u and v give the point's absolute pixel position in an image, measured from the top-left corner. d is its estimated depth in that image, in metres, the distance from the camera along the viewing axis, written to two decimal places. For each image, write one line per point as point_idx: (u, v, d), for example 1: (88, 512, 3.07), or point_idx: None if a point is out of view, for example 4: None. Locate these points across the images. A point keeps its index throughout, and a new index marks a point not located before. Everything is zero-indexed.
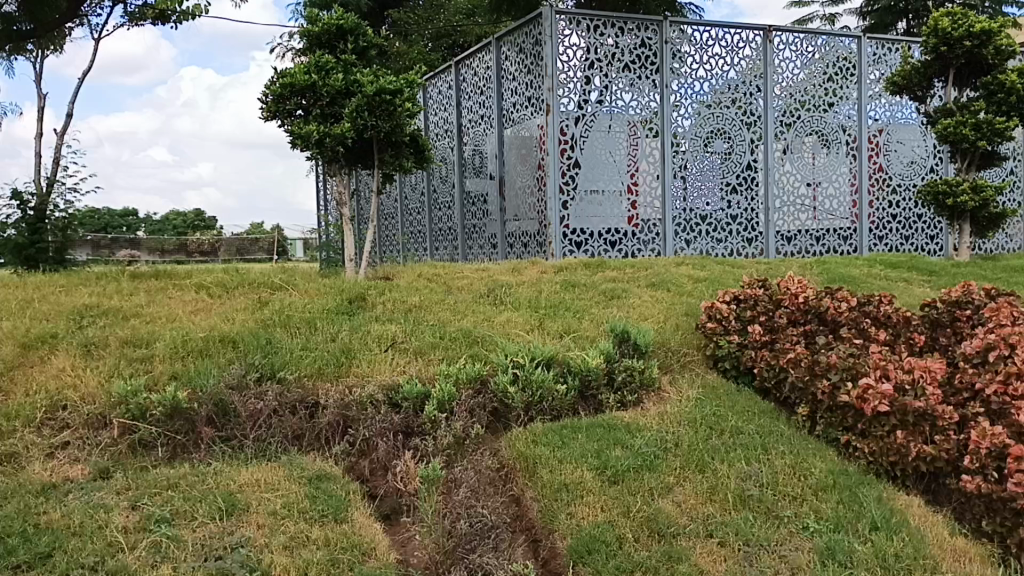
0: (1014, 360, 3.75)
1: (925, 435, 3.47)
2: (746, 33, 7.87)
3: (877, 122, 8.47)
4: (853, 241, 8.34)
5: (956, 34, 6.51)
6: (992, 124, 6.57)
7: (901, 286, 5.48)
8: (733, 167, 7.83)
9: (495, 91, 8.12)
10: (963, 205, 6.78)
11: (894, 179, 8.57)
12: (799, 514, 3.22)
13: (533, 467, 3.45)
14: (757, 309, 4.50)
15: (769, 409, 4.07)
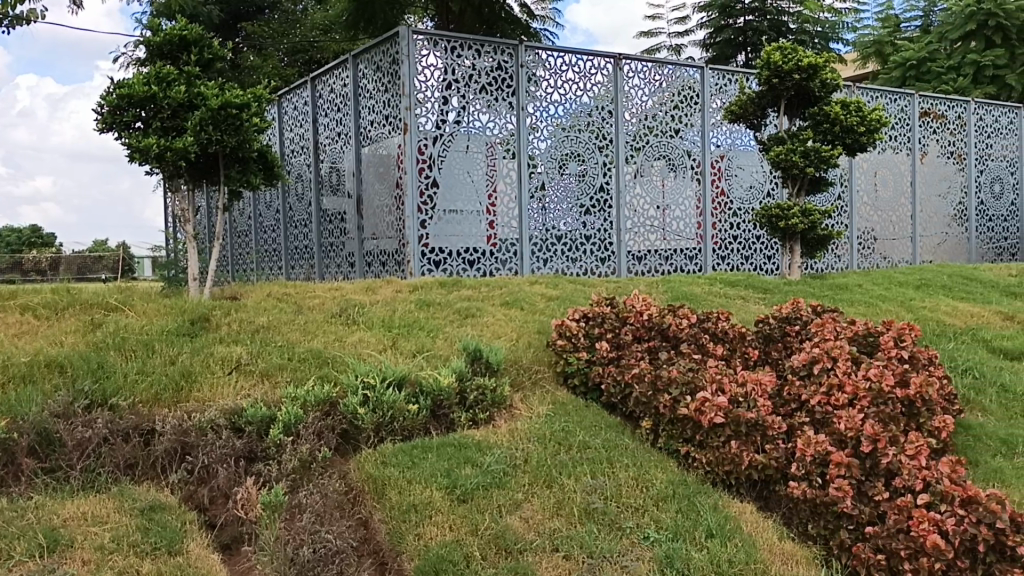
0: (835, 372, 4.10)
1: (757, 445, 3.71)
2: (598, 60, 8.15)
3: (719, 148, 8.93)
4: (698, 260, 8.75)
5: (786, 68, 6.97)
6: (818, 152, 7.05)
7: (739, 303, 5.79)
8: (587, 189, 8.06)
9: (352, 109, 8.05)
10: (794, 228, 7.25)
11: (735, 203, 9.06)
12: (640, 524, 3.32)
13: (381, 488, 3.41)
14: (604, 327, 4.66)
15: (615, 423, 4.19)
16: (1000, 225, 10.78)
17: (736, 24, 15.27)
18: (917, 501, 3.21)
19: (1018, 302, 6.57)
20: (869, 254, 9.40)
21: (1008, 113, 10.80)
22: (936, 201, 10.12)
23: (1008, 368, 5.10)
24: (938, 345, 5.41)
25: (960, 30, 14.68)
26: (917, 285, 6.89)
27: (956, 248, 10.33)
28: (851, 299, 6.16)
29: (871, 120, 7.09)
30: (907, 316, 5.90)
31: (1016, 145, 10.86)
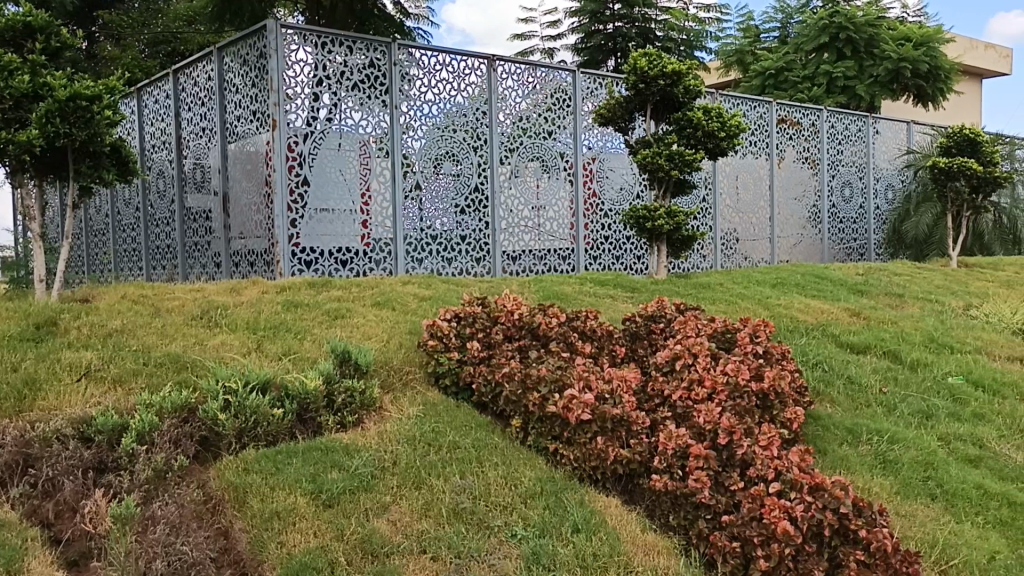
0: (696, 368, 4.28)
1: (622, 440, 3.81)
2: (472, 60, 8.16)
3: (591, 150, 9.11)
4: (571, 260, 8.91)
5: (652, 74, 7.19)
6: (682, 156, 7.31)
7: (608, 302, 5.94)
8: (461, 189, 8.06)
9: (218, 103, 7.77)
10: (660, 228, 7.49)
11: (606, 204, 9.27)
12: (508, 523, 3.35)
13: (242, 496, 3.30)
14: (476, 327, 4.67)
15: (485, 422, 4.20)
16: (851, 227, 11.46)
17: (605, 30, 15.64)
18: (769, 489, 3.37)
19: (864, 299, 7.01)
20: (731, 254, 9.83)
21: (857, 121, 11.50)
22: (792, 204, 10.68)
23: (854, 362, 5.43)
24: (792, 340, 5.71)
25: (814, 41, 15.53)
26: (773, 283, 7.24)
27: (811, 248, 10.92)
28: (713, 298, 6.42)
29: (730, 126, 7.40)
30: (764, 313, 6.20)
31: (864, 151, 11.58)
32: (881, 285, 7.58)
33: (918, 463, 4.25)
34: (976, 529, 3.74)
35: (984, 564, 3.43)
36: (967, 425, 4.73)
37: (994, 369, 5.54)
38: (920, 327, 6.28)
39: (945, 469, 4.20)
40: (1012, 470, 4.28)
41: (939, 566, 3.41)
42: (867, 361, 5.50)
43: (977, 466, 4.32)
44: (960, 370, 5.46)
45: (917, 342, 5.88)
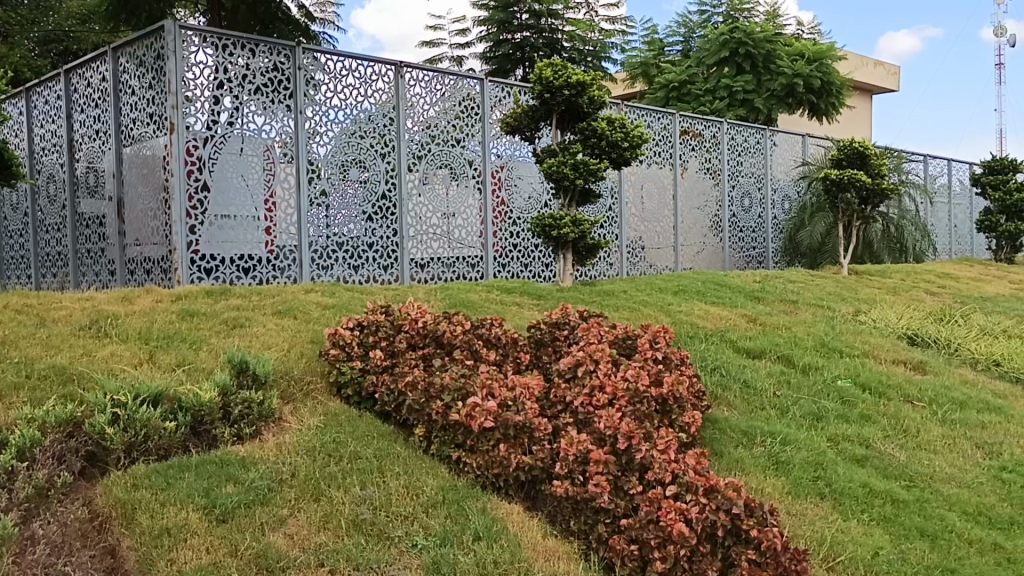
0: (597, 374, 4.35)
1: (524, 446, 3.84)
2: (378, 66, 8.10)
3: (500, 158, 9.15)
4: (480, 268, 8.92)
5: (557, 84, 7.30)
6: (587, 165, 7.43)
7: (513, 309, 5.97)
8: (369, 196, 7.98)
9: (112, 105, 7.50)
10: (566, 237, 7.59)
11: (515, 212, 9.32)
12: (409, 532, 3.32)
13: (131, 513, 3.18)
14: (379, 335, 4.62)
15: (388, 431, 4.16)
16: (750, 236, 11.84)
17: (513, 40, 15.80)
18: (667, 492, 3.44)
19: (760, 306, 7.25)
20: (637, 262, 10.02)
21: (755, 134, 11.90)
22: (694, 213, 10.97)
23: (750, 366, 5.61)
24: (691, 346, 5.86)
25: (715, 56, 16.03)
26: (675, 290, 7.43)
27: (713, 256, 11.23)
28: (616, 305, 6.54)
29: (633, 137, 7.55)
30: (665, 320, 6.35)
31: (762, 163, 11.99)
32: (777, 292, 7.86)
33: (809, 463, 4.41)
34: (862, 525, 3.90)
35: (869, 559, 3.59)
36: (854, 426, 4.94)
37: (880, 372, 5.81)
38: (812, 332, 6.54)
39: (834, 468, 4.38)
40: (895, 468, 4.49)
41: (827, 563, 3.55)
42: (762, 365, 5.69)
43: (863, 465, 4.52)
44: (849, 373, 5.70)
45: (809, 347, 6.12)
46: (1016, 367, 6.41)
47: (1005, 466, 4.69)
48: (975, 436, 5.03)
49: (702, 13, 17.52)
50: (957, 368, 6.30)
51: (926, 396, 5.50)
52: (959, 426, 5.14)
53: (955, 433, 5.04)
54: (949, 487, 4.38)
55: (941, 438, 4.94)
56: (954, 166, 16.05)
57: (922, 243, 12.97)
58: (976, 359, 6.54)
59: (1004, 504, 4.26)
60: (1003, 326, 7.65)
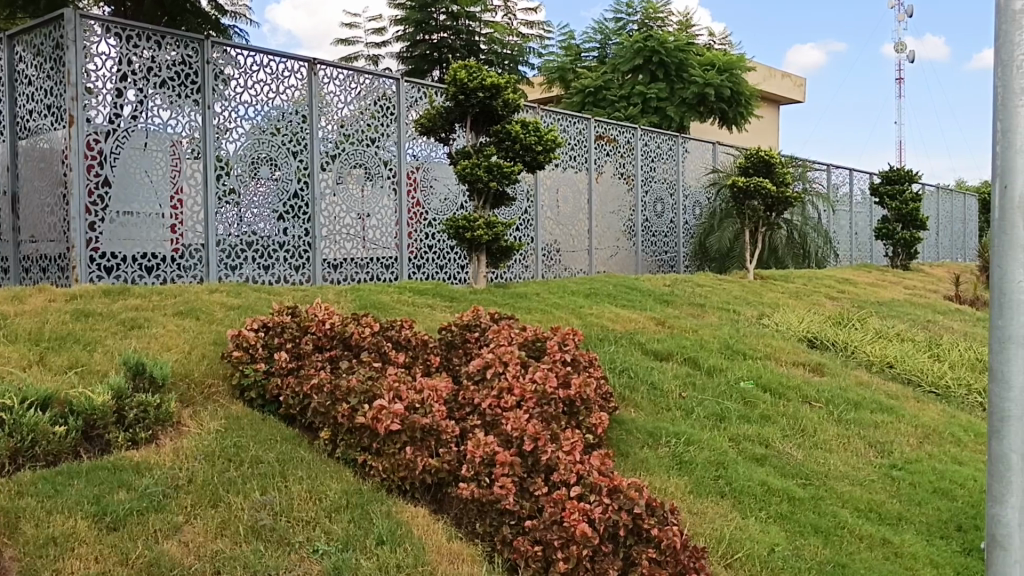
0: (506, 376, 4.35)
1: (431, 449, 3.82)
2: (291, 63, 7.95)
3: (415, 159, 9.08)
4: (395, 269, 8.82)
5: (471, 85, 7.31)
6: (501, 168, 7.46)
7: (425, 311, 5.94)
8: (279, 195, 7.81)
9: (8, 95, 7.17)
10: (480, 238, 7.60)
11: (430, 213, 9.26)
12: (310, 538, 3.26)
13: (14, 522, 3.04)
14: (285, 337, 4.53)
15: (292, 435, 4.08)
16: (662, 240, 12.08)
17: (430, 40, 15.85)
18: (571, 493, 3.47)
19: (669, 309, 7.40)
20: (552, 265, 10.10)
21: (667, 141, 12.16)
22: (608, 217, 11.12)
23: (657, 368, 5.72)
24: (600, 348, 5.94)
25: (630, 63, 16.36)
26: (587, 293, 7.51)
27: (625, 260, 11.41)
28: (528, 307, 6.58)
29: (547, 140, 7.62)
30: (576, 322, 6.42)
31: (674, 169, 12.25)
32: (685, 296, 8.04)
33: (711, 463, 4.52)
34: (760, 522, 4.02)
35: (765, 555, 3.69)
36: (755, 427, 5.09)
37: (781, 374, 6.00)
38: (717, 334, 6.71)
39: (734, 468, 4.50)
40: (793, 467, 4.65)
41: (725, 560, 3.64)
42: (669, 367, 5.80)
43: (762, 464, 4.66)
44: (751, 375, 5.88)
45: (713, 349, 6.28)
46: (907, 369, 6.72)
47: (896, 464, 4.91)
48: (868, 435, 5.24)
49: (618, 21, 17.77)
50: (853, 370, 6.56)
51: (823, 396, 5.71)
52: (853, 425, 5.35)
53: (850, 433, 5.24)
54: (842, 484, 4.55)
55: (837, 437, 5.14)
56: (856, 175, 16.72)
57: (824, 250, 13.50)
58: (871, 361, 6.82)
59: (893, 501, 4.45)
60: (896, 330, 8.01)
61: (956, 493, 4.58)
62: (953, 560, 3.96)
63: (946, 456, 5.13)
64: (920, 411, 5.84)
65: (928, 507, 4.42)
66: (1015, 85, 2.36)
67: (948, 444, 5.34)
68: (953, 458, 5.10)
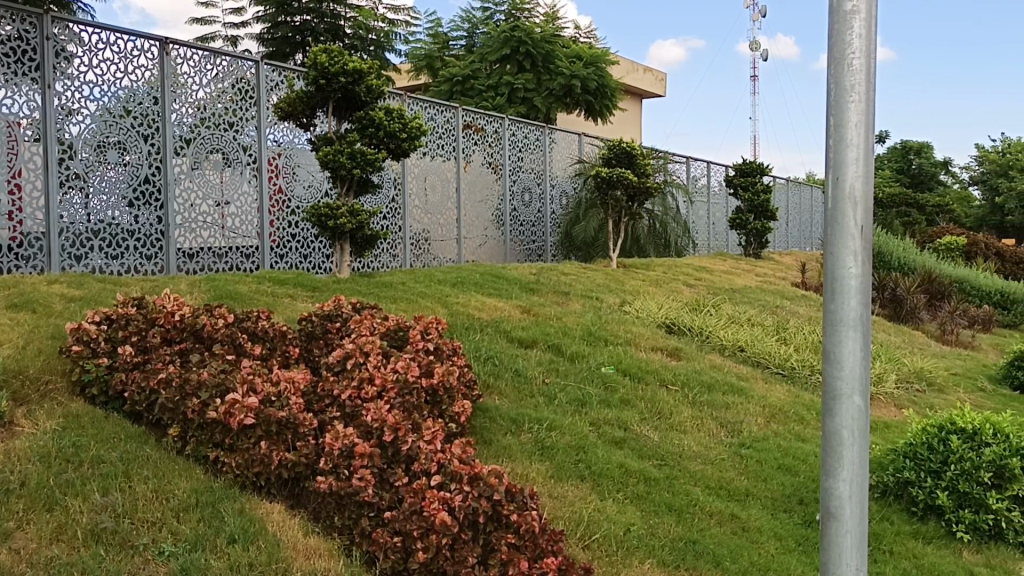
0: (367, 366, 4.29)
1: (287, 443, 3.72)
2: (141, 42, 7.53)
3: (276, 145, 8.78)
4: (255, 258, 8.50)
5: (332, 70, 7.14)
6: (364, 155, 7.33)
7: (285, 301, 5.78)
8: (129, 180, 7.39)
9: None
10: (343, 227, 7.45)
11: (292, 201, 8.99)
12: (156, 540, 3.10)
13: None
14: (130, 329, 4.31)
15: (137, 433, 3.87)
16: (530, 229, 12.21)
17: (293, 23, 15.74)
18: (431, 482, 3.43)
19: (534, 297, 7.49)
20: (420, 253, 10.01)
21: (535, 131, 12.29)
22: (476, 206, 11.13)
23: (522, 355, 5.79)
24: (465, 336, 5.95)
25: (497, 53, 16.44)
26: (453, 282, 7.49)
27: (494, 249, 11.46)
28: (393, 296, 6.51)
29: (412, 128, 7.54)
30: (442, 311, 6.39)
31: (541, 159, 12.39)
32: (550, 284, 8.16)
33: (571, 447, 4.61)
34: (618, 503, 4.13)
35: (621, 535, 3.80)
36: (615, 411, 5.22)
37: (640, 359, 6.18)
38: (580, 322, 6.84)
39: (594, 451, 4.60)
40: (649, 449, 4.79)
41: (583, 541, 3.72)
42: (533, 354, 5.87)
43: (621, 446, 4.79)
44: (612, 360, 6.03)
45: (576, 335, 6.40)
46: (757, 352, 7.07)
47: (745, 443, 5.16)
48: (720, 416, 5.48)
49: (485, 10, 17.80)
50: (708, 354, 6.85)
51: (679, 379, 5.93)
52: (706, 407, 5.58)
53: (703, 414, 5.46)
54: (696, 464, 4.73)
55: (691, 418, 5.35)
56: (713, 168, 17.45)
57: (683, 239, 14.02)
58: (724, 346, 7.14)
59: (742, 478, 4.67)
60: (748, 315, 8.41)
61: (798, 468, 4.85)
62: (795, 531, 4.18)
63: (791, 434, 5.43)
64: (768, 392, 6.15)
65: (773, 483, 4.66)
66: (845, 80, 2.40)
67: (792, 422, 5.66)
68: (796, 435, 5.41)
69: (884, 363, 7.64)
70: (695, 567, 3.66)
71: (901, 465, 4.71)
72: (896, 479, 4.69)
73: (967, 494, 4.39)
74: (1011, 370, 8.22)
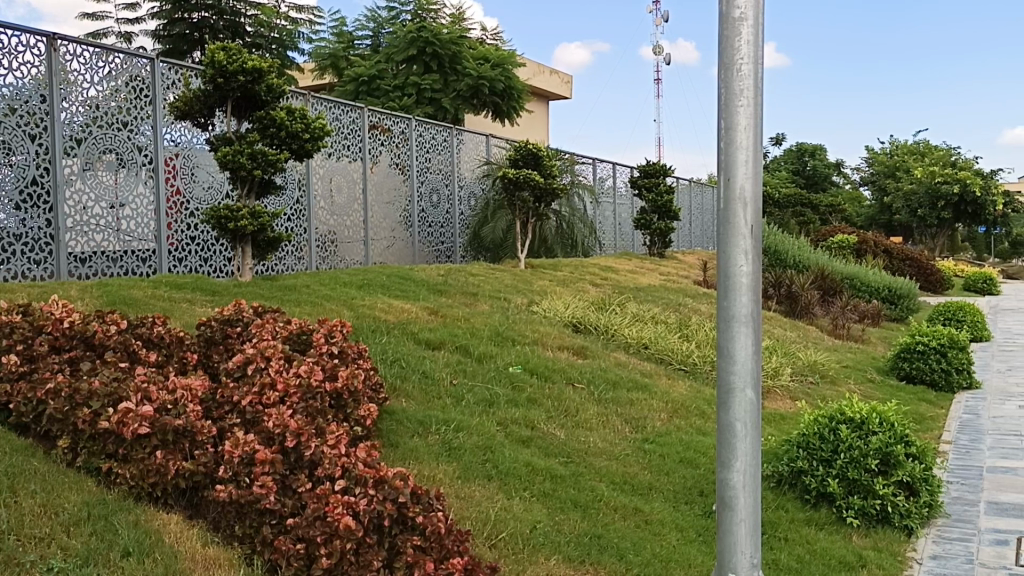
0: (268, 371, 4.20)
1: (185, 452, 3.62)
2: (26, 38, 7.18)
3: (173, 145, 8.50)
4: (152, 262, 8.20)
5: (231, 68, 6.97)
6: (265, 155, 7.19)
7: (183, 306, 5.61)
8: (15, 181, 7.03)
9: None
10: (244, 229, 7.27)
11: (191, 203, 8.72)
12: (44, 556, 2.95)
13: None
14: (14, 338, 4.13)
15: (23, 446, 3.69)
16: (438, 231, 12.18)
17: (190, 19, 15.41)
18: (335, 487, 3.38)
19: (442, 298, 7.48)
20: (327, 255, 9.85)
21: (442, 132, 12.27)
22: (382, 207, 11.04)
23: (429, 357, 5.77)
24: (371, 339, 5.89)
25: (403, 53, 16.37)
26: (359, 284, 7.41)
27: (402, 251, 11.38)
28: (297, 300, 6.40)
29: (314, 128, 7.44)
30: (347, 314, 6.32)
31: (449, 160, 12.38)
32: (458, 285, 8.15)
33: (478, 448, 4.62)
34: (524, 502, 4.16)
35: (527, 533, 3.84)
36: (521, 410, 5.26)
37: (546, 358, 6.25)
38: (488, 322, 6.87)
39: (500, 451, 4.62)
40: (555, 447, 4.85)
41: (489, 541, 3.74)
42: (440, 356, 5.86)
43: (528, 445, 4.83)
44: (519, 360, 6.07)
45: (484, 336, 6.42)
46: (660, 349, 7.24)
47: (648, 438, 5.27)
48: (624, 412, 5.60)
49: (390, 10, 17.72)
50: (613, 352, 6.98)
51: (585, 377, 6.02)
52: (611, 404, 5.69)
53: (608, 411, 5.56)
54: (600, 460, 4.81)
55: (596, 416, 5.44)
56: (618, 169, 17.78)
57: (589, 239, 14.24)
58: (628, 344, 7.29)
59: (645, 472, 4.78)
60: (652, 313, 8.61)
61: (698, 461, 5.00)
62: (695, 522, 4.30)
63: (692, 428, 5.58)
64: (670, 388, 6.31)
65: (675, 476, 4.78)
66: (735, 85, 2.48)
67: (694, 416, 5.82)
68: (697, 429, 5.56)
69: (781, 357, 7.93)
70: (599, 561, 3.72)
71: (795, 455, 4.89)
72: (790, 468, 4.86)
73: (856, 481, 4.59)
74: (897, 362, 8.64)
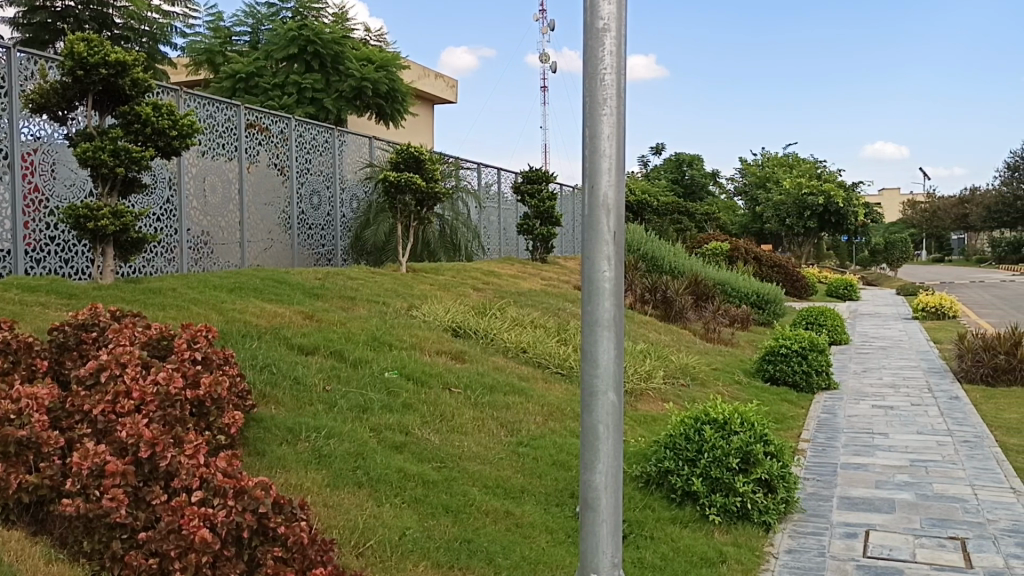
0: (123, 378, 4.00)
1: (28, 465, 3.42)
2: None
3: (32, 139, 8.03)
4: (7, 263, 7.69)
5: (92, 61, 6.65)
6: (129, 152, 6.86)
7: (35, 309, 5.30)
8: None
9: None
10: (105, 229, 6.94)
11: (50, 201, 8.26)
12: None
13: None
14: None
15: None
16: (319, 233, 11.95)
17: (52, 7, 14.86)
18: (193, 498, 3.25)
19: (318, 302, 7.33)
20: (199, 257, 9.51)
21: (323, 133, 12.04)
22: (260, 209, 10.74)
23: (302, 362, 5.64)
24: (242, 344, 5.71)
25: (283, 51, 16.01)
26: (230, 288, 7.19)
27: (279, 254, 11.11)
28: (162, 303, 6.15)
29: (182, 125, 7.17)
30: (216, 318, 6.11)
31: (330, 162, 12.15)
32: (336, 289, 8.01)
33: (349, 455, 4.54)
34: (394, 508, 4.12)
35: (396, 539, 3.80)
36: (396, 416, 5.20)
37: (424, 363, 6.21)
38: (365, 326, 6.78)
39: (372, 457, 4.56)
40: (429, 452, 4.83)
41: (357, 549, 3.68)
42: (314, 361, 5.73)
43: (401, 451, 4.78)
44: (395, 365, 6.01)
45: (360, 341, 6.32)
46: (538, 353, 7.33)
47: (522, 441, 5.32)
48: (500, 416, 5.63)
49: (270, 6, 17.36)
50: (491, 356, 7.02)
51: (462, 382, 6.02)
52: (487, 407, 5.71)
53: (484, 414, 5.59)
54: (474, 464, 4.82)
55: (471, 420, 5.45)
56: (502, 175, 17.90)
57: (473, 244, 14.26)
58: (507, 348, 7.34)
59: (518, 475, 4.82)
60: (532, 317, 8.71)
61: (570, 463, 5.07)
62: (565, 524, 4.36)
63: (566, 431, 5.66)
64: (546, 391, 6.39)
65: (548, 478, 4.84)
66: (598, 94, 2.53)
67: (568, 419, 5.91)
68: (570, 431, 5.66)
69: (654, 360, 8.16)
70: (468, 566, 3.72)
71: (662, 456, 5.03)
72: (658, 469, 5.01)
73: (719, 479, 4.77)
74: (762, 364, 9.02)
